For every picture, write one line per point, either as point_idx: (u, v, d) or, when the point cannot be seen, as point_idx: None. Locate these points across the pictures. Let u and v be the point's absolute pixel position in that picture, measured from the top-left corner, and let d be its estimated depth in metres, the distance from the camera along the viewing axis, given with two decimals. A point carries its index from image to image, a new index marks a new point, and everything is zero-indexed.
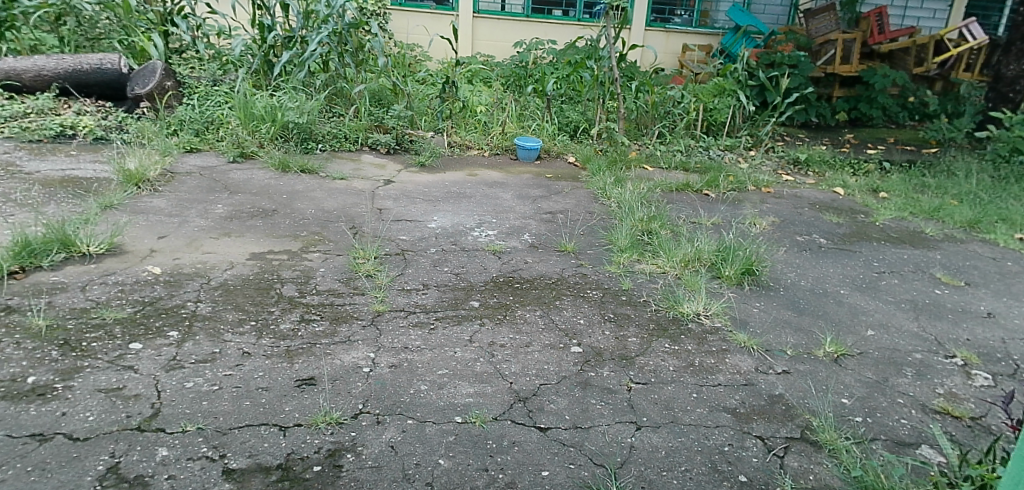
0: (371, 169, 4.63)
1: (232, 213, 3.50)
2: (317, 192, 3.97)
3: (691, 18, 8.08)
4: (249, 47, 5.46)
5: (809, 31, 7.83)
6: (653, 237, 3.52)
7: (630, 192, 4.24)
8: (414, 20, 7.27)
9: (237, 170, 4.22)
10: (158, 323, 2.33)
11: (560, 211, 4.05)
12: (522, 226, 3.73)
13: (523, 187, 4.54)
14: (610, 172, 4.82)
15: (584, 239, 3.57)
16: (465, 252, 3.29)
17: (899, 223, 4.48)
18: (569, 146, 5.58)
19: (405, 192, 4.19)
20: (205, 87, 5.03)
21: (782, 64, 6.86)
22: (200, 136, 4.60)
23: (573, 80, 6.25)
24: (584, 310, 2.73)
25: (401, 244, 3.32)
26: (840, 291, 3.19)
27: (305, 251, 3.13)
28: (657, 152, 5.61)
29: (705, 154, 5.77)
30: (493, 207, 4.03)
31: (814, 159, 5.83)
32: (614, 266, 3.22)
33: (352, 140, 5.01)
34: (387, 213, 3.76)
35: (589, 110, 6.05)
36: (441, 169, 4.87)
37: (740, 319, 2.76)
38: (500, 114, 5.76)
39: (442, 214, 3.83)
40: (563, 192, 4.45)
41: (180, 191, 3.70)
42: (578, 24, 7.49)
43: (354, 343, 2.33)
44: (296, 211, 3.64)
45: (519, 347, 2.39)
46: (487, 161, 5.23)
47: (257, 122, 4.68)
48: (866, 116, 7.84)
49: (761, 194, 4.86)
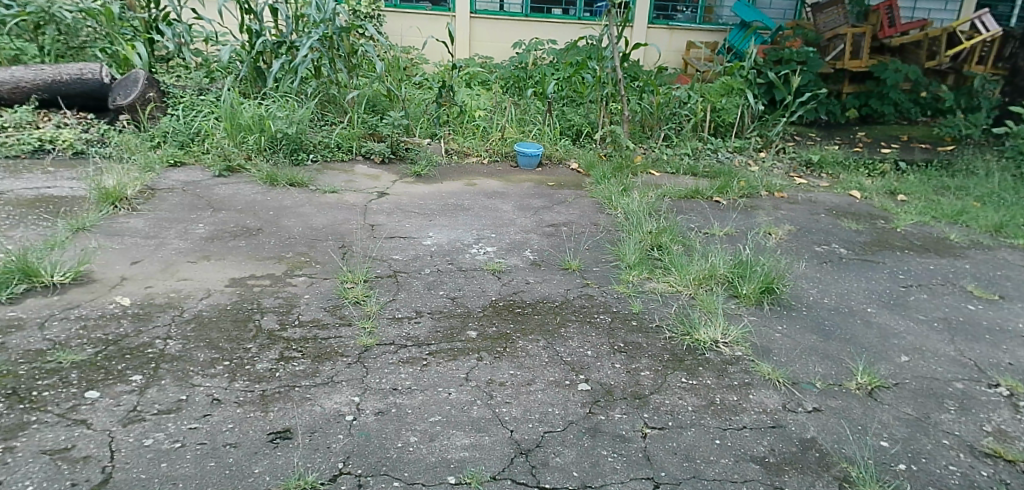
0: (364, 180, 4.41)
1: (214, 233, 3.27)
2: (306, 208, 3.75)
3: (695, 15, 7.82)
4: (237, 54, 5.25)
5: (817, 25, 7.59)
6: (663, 253, 3.28)
7: (637, 202, 4.01)
8: (409, 21, 7.04)
9: (222, 184, 4.00)
10: (121, 366, 2.11)
11: (564, 223, 3.82)
12: (524, 241, 3.51)
13: (524, 197, 4.31)
14: (615, 180, 4.59)
15: (589, 255, 3.33)
16: (461, 273, 3.07)
17: (922, 229, 4.23)
18: (572, 151, 5.35)
19: (399, 205, 3.96)
20: (191, 96, 4.82)
21: (790, 60, 6.58)
22: (185, 149, 4.39)
23: (575, 82, 6.02)
24: (592, 339, 2.50)
25: (393, 265, 3.09)
26: (867, 309, 2.95)
27: (290, 275, 2.91)
28: (664, 156, 5.37)
29: (713, 157, 5.53)
30: (492, 220, 3.80)
31: (828, 161, 5.58)
32: (622, 285, 2.99)
33: (345, 150, 4.80)
34: (380, 230, 3.54)
35: (592, 113, 5.81)
36: (438, 178, 4.65)
37: (762, 345, 2.53)
38: (499, 119, 5.54)
39: (438, 229, 3.61)
40: (566, 202, 4.22)
41: (160, 209, 3.48)
42: (579, 23, 7.26)
43: (338, 385, 2.11)
44: (283, 228, 3.42)
45: (521, 385, 2.16)
46: (486, 169, 5.01)
47: (244, 133, 4.47)
48: (878, 112, 7.58)
49: (775, 199, 4.61)
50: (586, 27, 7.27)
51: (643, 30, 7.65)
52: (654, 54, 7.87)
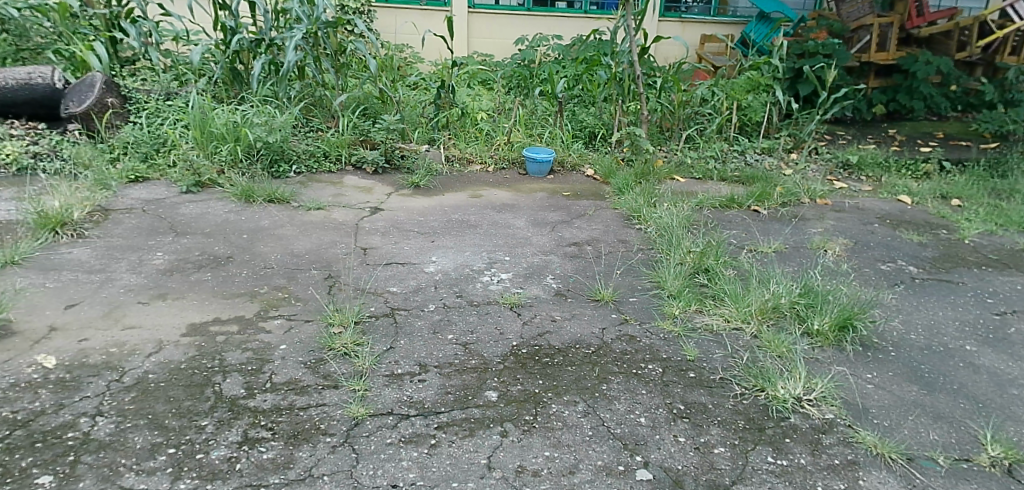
0: (355, 194, 3.90)
1: (174, 264, 2.75)
2: (286, 230, 3.22)
3: (709, 7, 7.33)
4: (211, 53, 4.73)
5: (840, 15, 7.04)
6: (712, 278, 2.75)
7: (670, 214, 3.50)
8: (403, 17, 6.49)
9: (190, 203, 3.50)
10: (26, 461, 1.59)
11: (587, 241, 3.30)
12: (543, 265, 2.99)
13: (538, 211, 3.78)
14: (640, 188, 4.08)
15: (624, 282, 2.81)
16: (473, 309, 2.53)
17: (990, 239, 3.71)
18: (586, 156, 4.83)
19: (395, 223, 3.44)
20: (157, 101, 4.28)
21: (815, 53, 6.07)
22: (149, 162, 3.87)
23: (586, 80, 5.52)
24: (642, 399, 1.97)
25: (390, 301, 2.56)
26: (965, 347, 2.41)
27: (262, 317, 2.38)
28: (687, 160, 4.86)
29: (741, 160, 5.03)
30: (505, 240, 3.27)
31: (867, 162, 5.06)
32: (669, 322, 2.46)
33: (333, 159, 4.30)
34: (374, 254, 3.01)
35: (605, 113, 5.29)
36: (439, 190, 4.13)
37: (856, 402, 2.01)
38: (504, 122, 5.03)
39: (442, 252, 3.08)
40: (586, 215, 3.70)
41: (111, 236, 2.96)
42: (586, 17, 6.73)
43: (318, 483, 1.58)
44: (257, 256, 2.90)
45: (561, 476, 1.64)
46: (492, 178, 4.49)
47: (217, 142, 3.95)
48: (906, 109, 6.98)
49: (818, 208, 4.10)
50: (594, 21, 6.75)
51: (654, 24, 7.16)
52: (667, 48, 7.37)
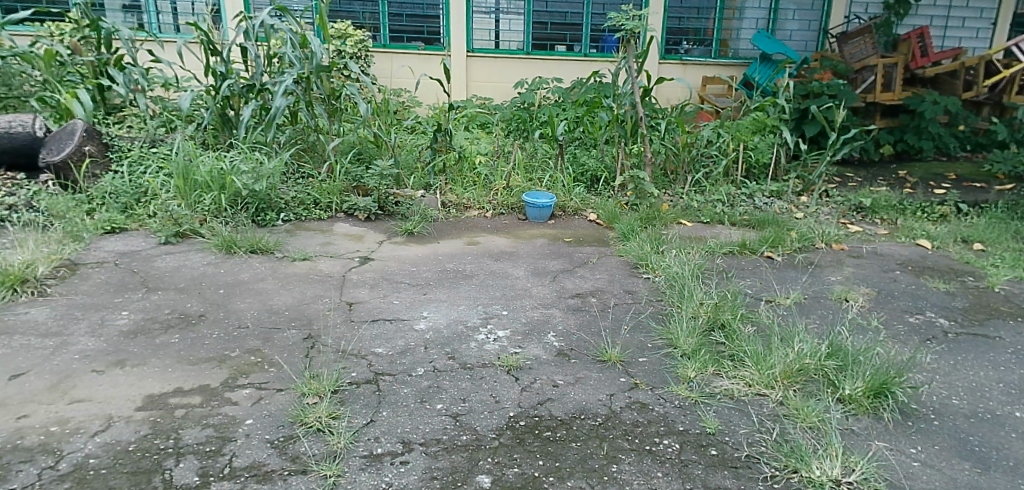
0: (344, 243, 3.69)
1: (139, 325, 2.52)
2: (267, 284, 3.00)
3: (710, 49, 7.27)
4: (201, 98, 4.59)
5: (843, 56, 6.95)
6: (728, 335, 2.51)
7: (679, 263, 3.27)
8: (400, 61, 6.41)
9: (167, 255, 3.29)
10: None
11: (590, 292, 3.07)
12: (544, 320, 2.75)
13: (538, 259, 3.56)
14: (646, 234, 3.87)
15: (632, 340, 2.56)
16: (466, 372, 2.28)
17: (1021, 286, 3.45)
18: (588, 200, 4.63)
19: (386, 274, 3.22)
20: (140, 147, 4.12)
21: (820, 93, 5.93)
22: (128, 212, 3.69)
23: (587, 122, 5.37)
24: (658, 485, 1.72)
25: (375, 364, 2.31)
26: (1017, 413, 2.14)
27: (230, 386, 2.14)
28: (694, 204, 4.65)
29: (749, 204, 4.83)
30: (503, 292, 3.04)
31: (881, 204, 4.85)
32: (683, 386, 2.20)
33: (323, 206, 4.11)
34: (360, 309, 2.78)
35: (607, 156, 5.11)
36: (433, 237, 3.92)
37: (902, 485, 1.75)
38: (503, 165, 4.85)
39: (434, 306, 2.84)
40: (590, 263, 3.48)
41: (75, 294, 2.76)
42: (586, 60, 6.64)
43: None
44: (232, 313, 2.68)
45: None
46: (490, 224, 4.28)
47: (200, 191, 3.75)
48: (914, 149, 6.81)
49: (835, 253, 3.87)
50: (594, 63, 6.65)
51: (654, 66, 7.08)
52: (669, 90, 7.26)
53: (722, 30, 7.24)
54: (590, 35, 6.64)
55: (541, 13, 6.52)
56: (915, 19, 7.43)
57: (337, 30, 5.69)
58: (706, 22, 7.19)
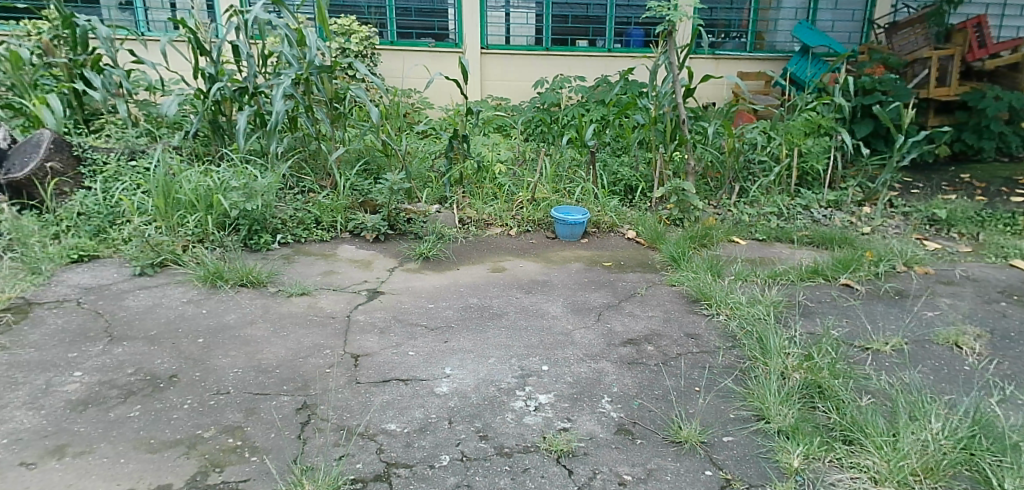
0: (350, 271, 3.18)
1: (93, 393, 2.02)
2: (256, 330, 2.48)
3: (745, 42, 6.68)
4: (189, 102, 4.09)
5: (892, 48, 6.45)
6: (836, 405, 1.98)
7: (748, 299, 2.74)
8: (411, 60, 5.86)
9: (141, 290, 2.79)
10: None
11: (645, 337, 2.55)
12: (596, 378, 2.22)
13: (576, 291, 3.03)
14: (699, 257, 3.33)
15: (709, 409, 2.03)
16: (504, 462, 1.77)
17: None
18: (624, 214, 4.10)
19: (399, 313, 2.71)
20: (116, 158, 3.61)
21: (872, 90, 5.35)
22: (101, 236, 3.19)
23: (619, 126, 4.83)
24: None
25: (386, 450, 1.80)
26: None
27: (197, 487, 1.63)
28: (745, 218, 4.11)
29: (806, 216, 4.30)
30: (540, 338, 2.51)
31: (957, 216, 4.28)
32: (791, 486, 1.69)
33: (326, 225, 3.63)
34: (369, 364, 2.26)
35: (642, 163, 4.58)
36: (453, 262, 3.40)
37: None
38: (527, 175, 4.32)
39: (460, 359, 2.32)
40: (638, 296, 2.97)
41: (22, 347, 2.27)
42: (611, 56, 6.08)
43: None
44: (210, 372, 2.16)
45: None
46: (515, 244, 3.76)
47: (184, 211, 3.26)
48: (973, 149, 6.19)
49: (920, 279, 3.32)
50: (621, 60, 6.09)
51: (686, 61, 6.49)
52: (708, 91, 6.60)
53: (758, 22, 6.66)
54: (614, 28, 6.09)
55: (560, 5, 6.01)
56: (970, 8, 6.83)
57: (341, 26, 5.18)
58: (739, 13, 6.63)
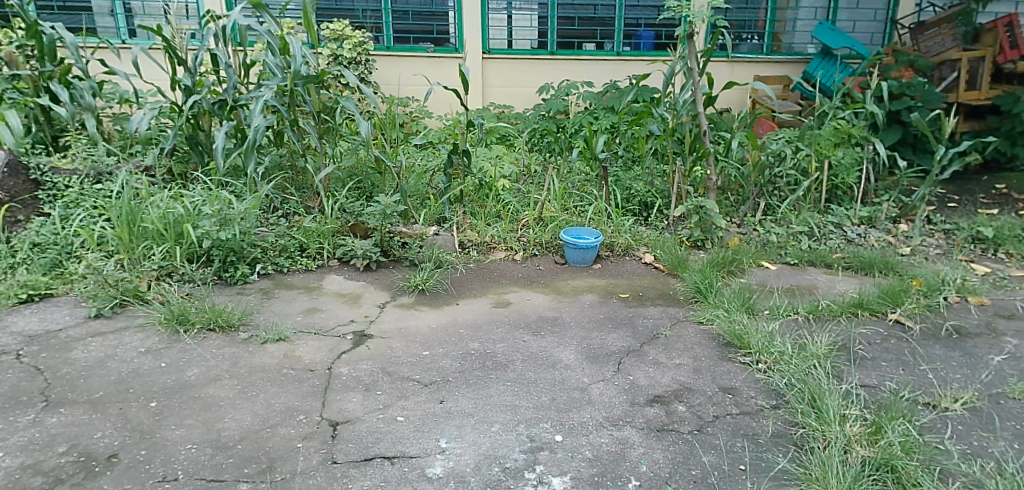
0: (335, 308, 2.83)
1: (11, 482, 1.66)
2: (220, 391, 2.13)
3: (762, 43, 6.29)
4: (164, 115, 3.73)
5: (918, 49, 6.00)
6: None
7: (791, 345, 2.37)
8: (408, 67, 5.50)
9: (93, 337, 2.43)
10: None
11: (674, 393, 2.19)
12: (622, 453, 1.86)
13: (591, 332, 2.66)
14: (729, 289, 2.96)
15: None
16: None
17: None
18: (641, 235, 3.72)
19: (388, 364, 2.35)
20: (79, 179, 3.26)
21: (901, 95, 4.95)
22: (56, 270, 2.84)
23: (633, 137, 4.47)
24: None
25: None
26: None
27: None
28: (773, 238, 3.74)
29: (839, 236, 3.92)
30: (552, 396, 2.15)
31: (1006, 235, 3.89)
32: None
33: (312, 252, 3.27)
34: (350, 436, 1.91)
35: (658, 177, 4.21)
36: (451, 295, 3.04)
37: None
38: (534, 193, 3.96)
39: (458, 428, 1.96)
40: (662, 337, 2.60)
41: None
42: (619, 60, 5.73)
43: None
44: (158, 450, 1.81)
45: None
46: (521, 271, 3.40)
47: (151, 241, 2.91)
48: (1006, 156, 5.77)
49: (977, 312, 2.94)
50: (630, 64, 5.74)
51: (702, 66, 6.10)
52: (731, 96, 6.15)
53: (776, 22, 6.26)
54: (624, 31, 5.73)
55: (566, 6, 5.62)
56: (998, 6, 6.44)
57: (333, 31, 4.83)
58: (756, 12, 6.23)
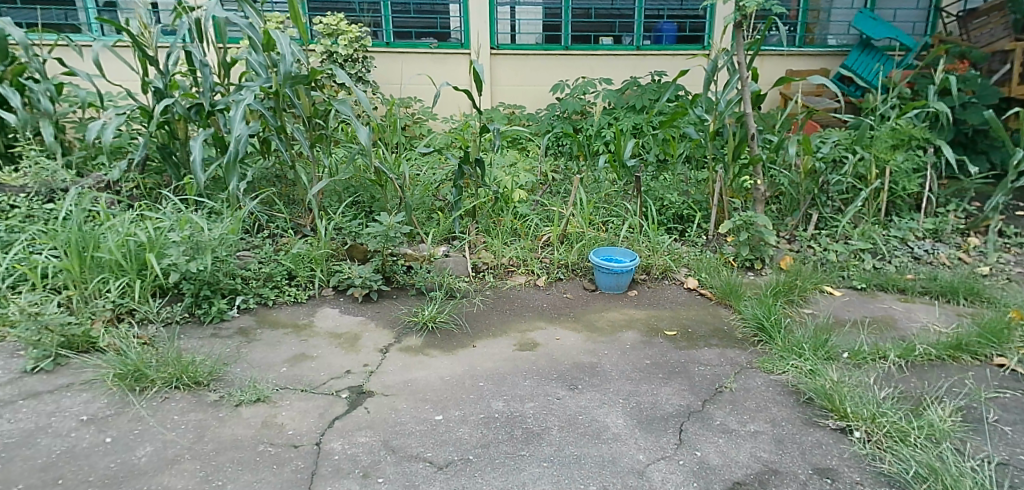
0: (327, 354, 2.35)
1: None
2: (176, 480, 1.67)
3: (794, 34, 5.77)
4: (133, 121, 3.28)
5: (966, 39, 5.44)
6: None
7: (895, 409, 1.90)
8: (409, 66, 5.02)
9: (26, 401, 1.98)
10: None
11: (756, 475, 1.72)
12: None
13: (639, 383, 2.19)
14: (796, 326, 2.48)
15: None
16: None
17: None
18: (679, 255, 3.25)
19: (393, 436, 1.87)
20: (27, 199, 2.80)
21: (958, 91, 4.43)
22: None
23: (665, 139, 3.98)
24: None
25: None
26: None
27: None
28: (831, 257, 3.26)
29: (904, 252, 3.44)
30: (602, 485, 1.68)
31: None
32: None
33: (301, 280, 2.81)
34: None
35: (694, 187, 3.74)
36: (466, 333, 2.56)
37: None
38: (556, 207, 3.47)
39: None
40: (728, 391, 2.12)
41: None
42: (639, 54, 5.21)
43: None
44: None
45: None
46: (546, 300, 2.92)
47: (107, 273, 2.46)
48: None
49: None
50: (651, 59, 5.23)
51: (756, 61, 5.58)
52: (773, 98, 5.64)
53: (809, 12, 5.74)
54: (644, 23, 5.23)
55: None
56: None
57: (327, 25, 4.37)
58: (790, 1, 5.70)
